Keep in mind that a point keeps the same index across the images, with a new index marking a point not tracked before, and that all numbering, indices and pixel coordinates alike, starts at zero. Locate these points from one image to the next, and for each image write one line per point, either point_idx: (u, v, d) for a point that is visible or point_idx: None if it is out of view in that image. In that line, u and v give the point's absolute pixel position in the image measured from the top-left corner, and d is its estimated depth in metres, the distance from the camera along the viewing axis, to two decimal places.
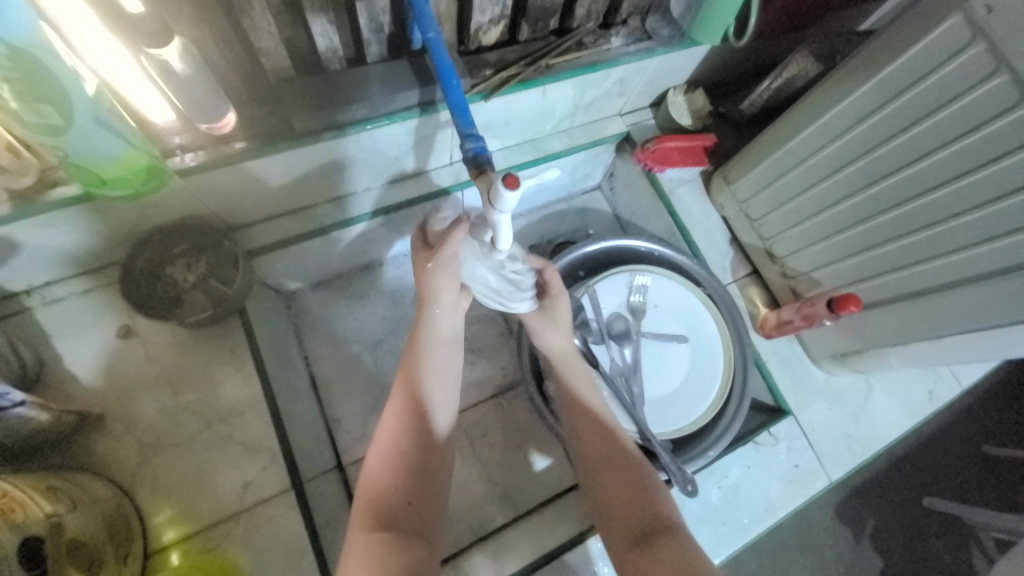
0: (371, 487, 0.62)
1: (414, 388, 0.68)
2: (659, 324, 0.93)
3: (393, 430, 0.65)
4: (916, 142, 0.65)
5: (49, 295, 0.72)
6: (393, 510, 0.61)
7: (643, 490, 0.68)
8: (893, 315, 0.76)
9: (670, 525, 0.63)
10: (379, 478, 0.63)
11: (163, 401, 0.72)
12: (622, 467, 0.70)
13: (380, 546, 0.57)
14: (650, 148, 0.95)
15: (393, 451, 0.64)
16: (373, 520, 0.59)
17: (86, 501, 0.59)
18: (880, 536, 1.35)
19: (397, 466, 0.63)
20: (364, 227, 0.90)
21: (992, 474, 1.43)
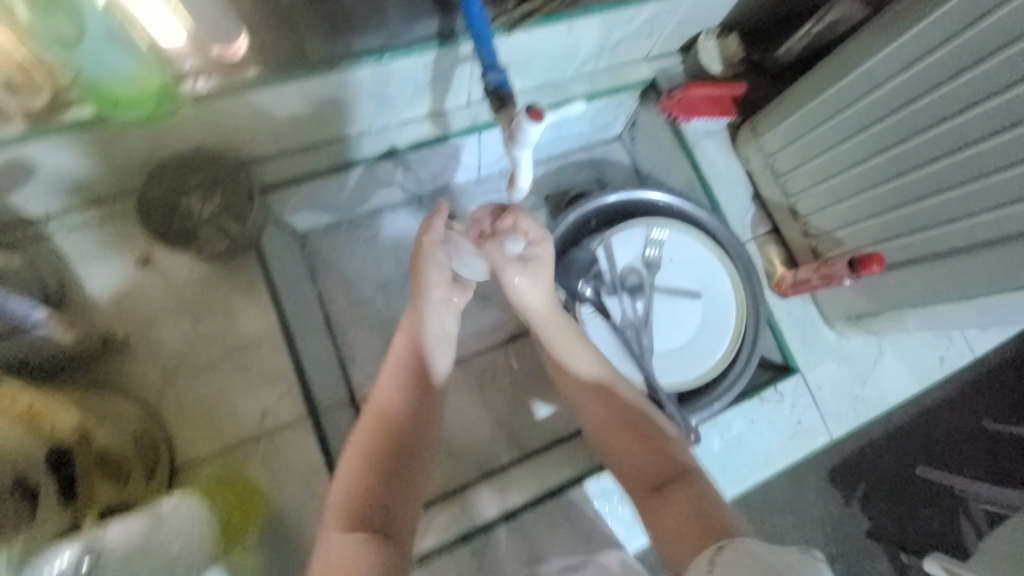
0: (342, 491, 0.62)
1: (391, 397, 0.69)
2: (674, 279, 0.93)
3: (371, 422, 0.67)
4: (961, 93, 0.62)
5: (67, 222, 0.72)
6: (370, 506, 0.62)
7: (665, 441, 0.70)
8: (914, 277, 0.74)
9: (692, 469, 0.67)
10: (351, 480, 0.63)
11: (182, 329, 0.74)
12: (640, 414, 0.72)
13: (358, 543, 0.58)
14: (677, 95, 0.90)
15: (367, 439, 0.66)
16: (347, 520, 0.60)
17: (113, 417, 0.62)
18: (869, 499, 1.40)
19: (374, 461, 0.65)
20: (381, 168, 0.88)
21: (987, 448, 1.45)
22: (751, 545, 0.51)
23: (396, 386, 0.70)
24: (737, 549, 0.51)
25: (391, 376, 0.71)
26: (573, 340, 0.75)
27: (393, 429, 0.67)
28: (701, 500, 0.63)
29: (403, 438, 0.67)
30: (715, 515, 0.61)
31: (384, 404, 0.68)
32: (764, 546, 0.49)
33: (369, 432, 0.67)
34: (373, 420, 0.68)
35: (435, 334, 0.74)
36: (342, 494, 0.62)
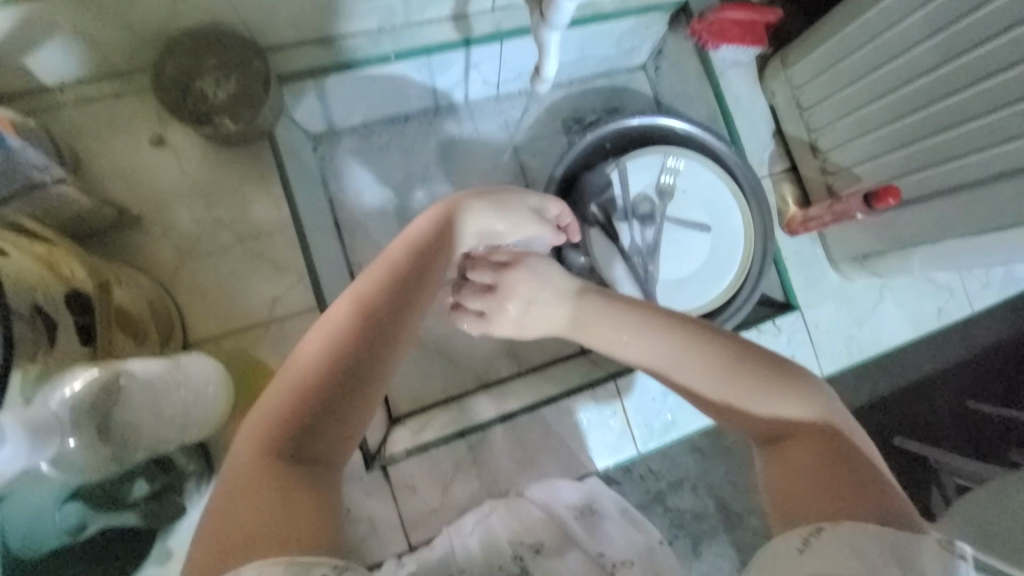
0: (273, 413, 0.48)
1: (353, 313, 0.52)
2: (685, 210, 0.92)
3: (327, 335, 0.51)
4: (998, 15, 0.61)
5: (82, 95, 0.72)
6: (302, 438, 0.48)
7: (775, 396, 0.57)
8: (926, 213, 0.74)
9: (814, 428, 0.55)
10: (284, 401, 0.48)
11: (196, 213, 0.74)
12: (747, 367, 0.58)
13: (277, 478, 0.45)
14: (708, 19, 0.87)
15: (320, 357, 0.50)
16: (273, 447, 0.46)
17: (130, 282, 0.63)
18: None
19: (320, 385, 0.49)
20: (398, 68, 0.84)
21: (964, 425, 1.43)
22: (860, 533, 0.46)
23: (370, 303, 0.53)
24: (843, 531, 0.47)
25: (359, 288, 0.54)
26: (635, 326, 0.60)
27: (349, 359, 0.50)
28: (828, 467, 0.52)
29: (360, 365, 0.51)
30: (853, 493, 0.50)
31: (348, 321, 0.52)
32: (872, 537, 0.46)
33: (313, 354, 0.50)
34: (322, 339, 0.51)
35: (444, 254, 0.58)
36: (259, 433, 0.47)
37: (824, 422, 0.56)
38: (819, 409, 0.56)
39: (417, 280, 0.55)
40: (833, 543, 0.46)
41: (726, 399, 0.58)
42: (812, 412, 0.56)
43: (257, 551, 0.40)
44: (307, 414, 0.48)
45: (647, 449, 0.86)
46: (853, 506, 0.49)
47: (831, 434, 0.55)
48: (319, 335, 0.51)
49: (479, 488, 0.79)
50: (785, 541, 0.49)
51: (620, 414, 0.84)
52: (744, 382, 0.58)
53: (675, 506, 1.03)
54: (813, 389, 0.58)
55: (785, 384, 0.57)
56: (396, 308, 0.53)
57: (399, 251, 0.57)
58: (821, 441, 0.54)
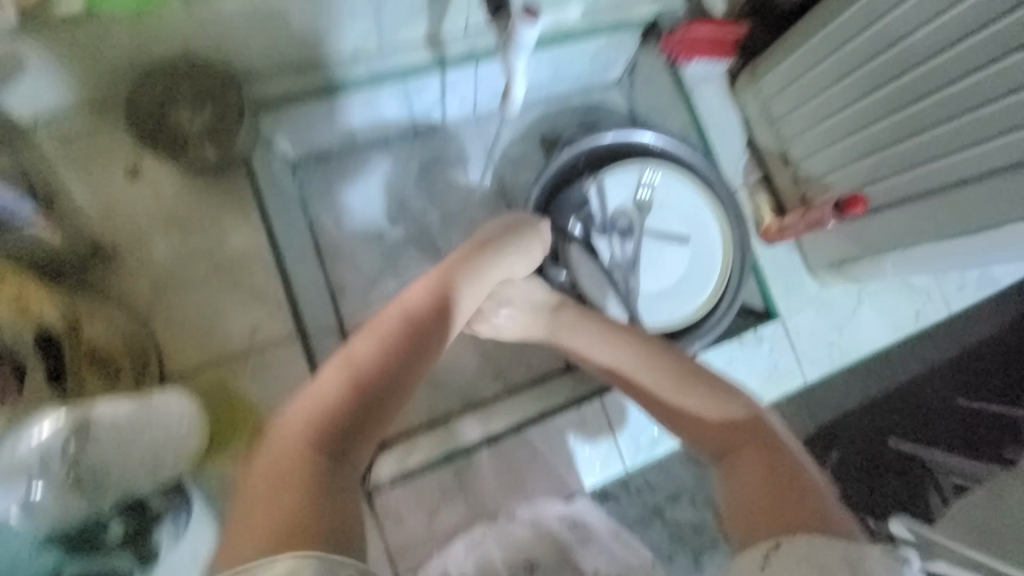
0: (320, 405, 0.50)
1: (387, 333, 0.54)
2: (664, 223, 0.94)
3: (379, 338, 0.54)
4: (957, 23, 0.62)
5: (57, 129, 0.71)
6: (343, 437, 0.50)
7: (712, 399, 0.65)
8: (894, 219, 0.75)
9: (749, 432, 0.61)
10: (332, 397, 0.51)
11: (172, 244, 0.73)
12: (700, 381, 0.66)
13: (316, 472, 0.47)
14: (676, 33, 0.90)
15: (370, 358, 0.53)
16: (316, 441, 0.49)
17: (104, 316, 0.63)
18: (841, 468, 1.37)
19: (366, 387, 0.52)
20: (373, 90, 0.86)
21: (959, 422, 1.43)
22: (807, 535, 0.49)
23: (419, 313, 0.56)
24: (794, 536, 0.49)
25: (409, 300, 0.57)
26: (609, 338, 0.72)
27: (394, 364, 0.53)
28: (768, 471, 0.57)
29: (397, 378, 0.53)
30: (796, 498, 0.53)
31: (397, 329, 0.55)
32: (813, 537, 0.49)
33: (346, 368, 0.52)
34: (357, 357, 0.53)
35: (477, 278, 0.63)
36: (303, 430, 0.49)
37: (755, 421, 0.62)
38: (749, 411, 0.63)
39: (457, 301, 0.60)
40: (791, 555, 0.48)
41: (681, 407, 0.66)
42: (744, 411, 0.63)
43: (286, 552, 0.41)
44: (338, 423, 0.50)
45: (634, 464, 0.85)
46: (797, 508, 0.53)
47: (763, 433, 0.61)
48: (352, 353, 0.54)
49: (467, 512, 0.78)
50: (752, 557, 0.50)
51: (609, 429, 0.84)
52: (686, 386, 0.66)
53: (675, 517, 1.02)
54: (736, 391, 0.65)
55: (716, 390, 0.65)
56: (430, 326, 0.56)
57: (431, 278, 0.60)
58: (760, 443, 0.60)
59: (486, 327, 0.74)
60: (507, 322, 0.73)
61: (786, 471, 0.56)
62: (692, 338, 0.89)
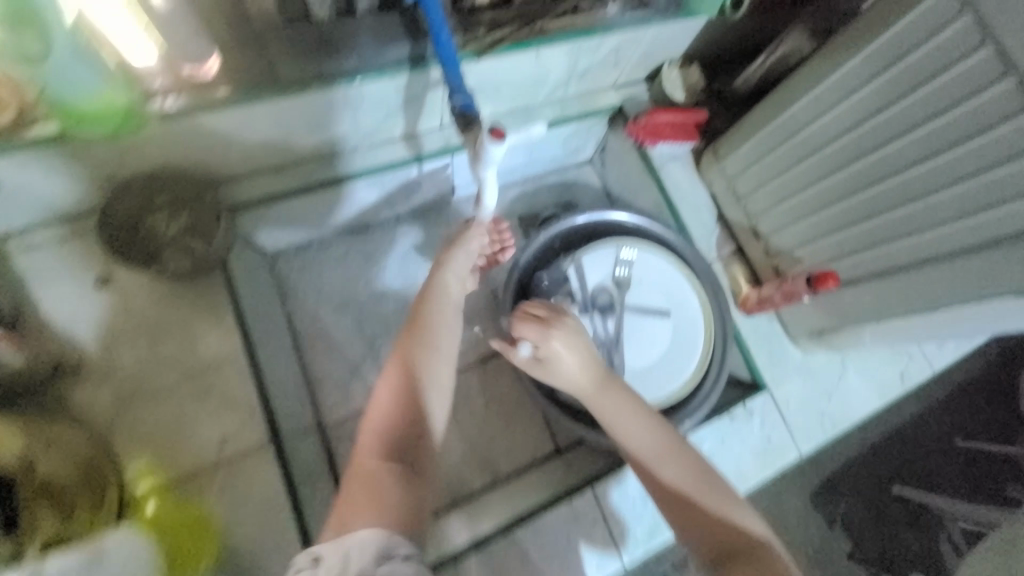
0: (379, 420, 0.63)
1: (414, 352, 0.67)
2: (643, 299, 0.94)
3: (404, 358, 0.67)
4: (898, 119, 0.66)
5: (27, 242, 0.71)
6: (402, 440, 0.62)
7: (731, 503, 0.64)
8: (867, 293, 0.77)
9: (759, 545, 0.61)
10: (384, 411, 0.63)
11: (139, 353, 0.71)
12: (704, 476, 0.66)
13: (386, 471, 0.59)
14: (642, 121, 0.94)
15: (400, 376, 0.65)
16: (381, 450, 0.61)
17: (62, 442, 0.61)
18: (852, 524, 1.29)
19: (405, 397, 0.64)
20: (365, 183, 0.89)
21: (961, 465, 1.38)
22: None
23: (420, 329, 0.68)
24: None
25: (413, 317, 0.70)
26: (638, 411, 0.69)
27: (420, 373, 0.65)
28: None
29: (423, 381, 0.65)
30: None
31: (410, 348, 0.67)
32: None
33: (387, 388, 0.65)
34: (395, 372, 0.66)
35: (448, 280, 0.73)
36: (371, 444, 0.61)
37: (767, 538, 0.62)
38: (762, 526, 0.63)
39: (440, 304, 0.71)
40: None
41: (688, 496, 0.65)
42: (756, 524, 0.63)
43: (381, 524, 0.53)
44: (392, 431, 0.62)
45: (632, 559, 0.80)
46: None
47: (769, 546, 0.61)
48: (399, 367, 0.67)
49: None
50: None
51: (605, 525, 0.79)
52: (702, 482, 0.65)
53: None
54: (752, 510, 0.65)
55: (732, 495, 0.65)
56: (432, 334, 0.68)
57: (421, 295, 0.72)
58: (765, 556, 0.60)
59: (554, 354, 0.68)
60: (573, 360, 0.69)
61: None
62: (682, 414, 0.88)
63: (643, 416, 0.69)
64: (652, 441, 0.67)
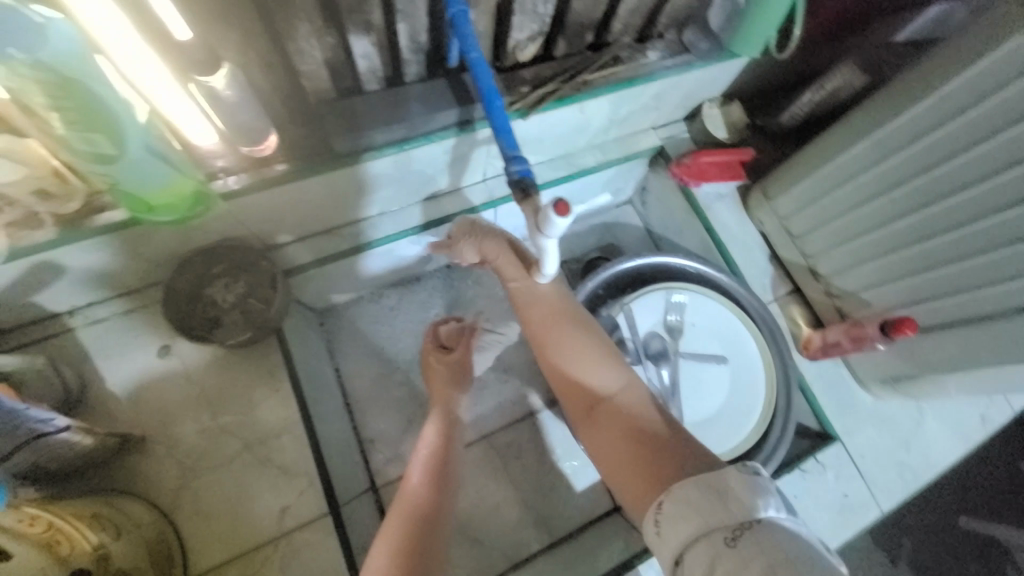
0: (414, 492, 0.65)
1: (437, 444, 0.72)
2: (697, 344, 0.91)
3: (430, 446, 0.71)
4: (974, 165, 0.62)
5: (91, 315, 0.73)
6: (427, 518, 0.62)
7: (596, 365, 0.66)
8: (949, 340, 0.73)
9: (622, 403, 0.63)
10: (412, 489, 0.65)
11: (202, 423, 0.73)
12: (576, 333, 0.69)
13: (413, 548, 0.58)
14: (686, 163, 0.92)
15: (430, 460, 0.69)
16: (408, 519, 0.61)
17: (129, 528, 0.60)
18: (917, 559, 1.17)
19: (434, 482, 0.67)
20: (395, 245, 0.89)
21: None
22: (679, 486, 0.49)
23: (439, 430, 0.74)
24: (672, 497, 0.49)
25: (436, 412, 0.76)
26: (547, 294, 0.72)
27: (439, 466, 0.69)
28: (627, 440, 0.59)
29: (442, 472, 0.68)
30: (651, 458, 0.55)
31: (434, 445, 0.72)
32: (694, 485, 0.49)
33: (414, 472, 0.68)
34: (421, 464, 0.69)
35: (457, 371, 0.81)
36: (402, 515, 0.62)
37: (637, 392, 0.64)
38: (628, 387, 0.64)
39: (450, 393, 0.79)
40: (668, 521, 0.48)
41: (566, 348, 0.68)
42: (619, 378, 0.65)
43: None
44: (421, 519, 0.62)
45: None
46: (639, 469, 0.55)
47: (629, 399, 0.63)
48: (432, 425, 0.75)
49: None
50: (645, 528, 0.51)
51: None
52: (585, 347, 0.67)
53: None
54: (626, 369, 0.66)
55: (604, 357, 0.67)
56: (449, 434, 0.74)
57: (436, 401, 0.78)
58: (628, 408, 0.62)
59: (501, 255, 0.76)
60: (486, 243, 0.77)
61: (643, 436, 0.58)
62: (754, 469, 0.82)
63: (543, 292, 0.72)
64: (536, 317, 0.71)
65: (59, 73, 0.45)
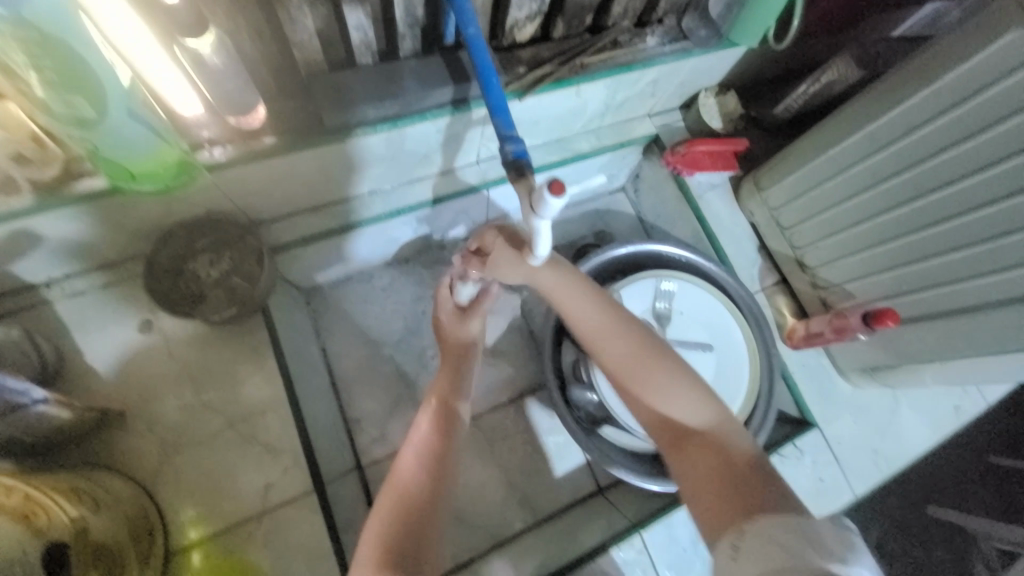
0: (405, 478, 0.64)
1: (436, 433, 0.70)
2: (685, 331, 0.91)
3: (424, 433, 0.70)
4: (962, 160, 0.63)
5: (70, 288, 0.71)
6: (418, 508, 0.61)
7: (679, 393, 0.65)
8: (928, 332, 0.75)
9: (710, 434, 0.62)
10: (402, 478, 0.64)
11: (184, 399, 0.71)
12: (658, 359, 0.66)
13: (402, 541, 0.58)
14: (680, 151, 0.92)
15: (421, 446, 0.68)
16: (400, 509, 0.60)
17: (109, 503, 0.59)
18: (885, 544, 1.21)
19: (425, 469, 0.65)
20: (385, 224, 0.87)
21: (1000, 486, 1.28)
22: (769, 525, 0.49)
23: (436, 419, 0.72)
24: (755, 533, 0.50)
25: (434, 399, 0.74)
26: (588, 302, 0.69)
27: (431, 454, 0.67)
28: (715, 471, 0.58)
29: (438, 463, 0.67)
30: (740, 495, 0.55)
31: (427, 435, 0.69)
32: (783, 527, 0.48)
33: (406, 462, 0.66)
34: (412, 453, 0.67)
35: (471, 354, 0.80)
36: (389, 507, 0.61)
37: (725, 424, 0.63)
38: (720, 420, 0.63)
39: (461, 378, 0.77)
40: (744, 555, 0.48)
41: (650, 375, 0.66)
42: (704, 407, 0.64)
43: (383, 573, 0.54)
44: (409, 506, 0.61)
45: None
46: (724, 502, 0.55)
47: (716, 432, 0.62)
48: (428, 412, 0.73)
49: None
50: (718, 553, 0.52)
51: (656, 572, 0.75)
52: (666, 373, 0.65)
53: None
54: (713, 398, 0.64)
55: (687, 384, 0.65)
56: (447, 422, 0.72)
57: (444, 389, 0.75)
58: (717, 443, 0.61)
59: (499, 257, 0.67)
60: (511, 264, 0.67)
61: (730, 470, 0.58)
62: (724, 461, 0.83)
63: (595, 303, 0.69)
64: (609, 339, 0.68)
65: (38, 28, 0.42)
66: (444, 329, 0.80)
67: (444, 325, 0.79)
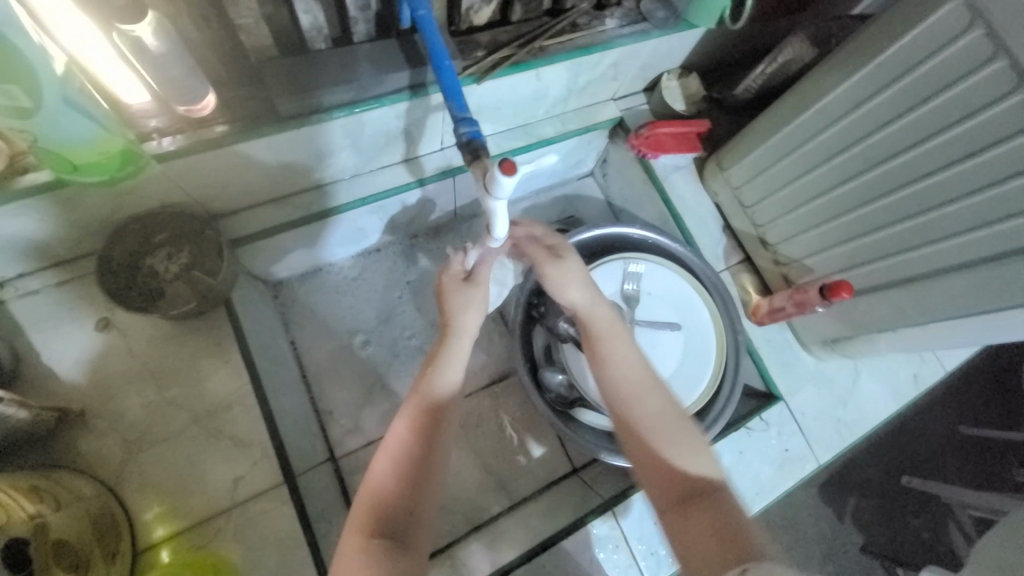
0: (382, 482, 0.61)
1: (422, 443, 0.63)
2: (654, 312, 0.93)
3: (403, 440, 0.63)
4: (910, 130, 0.65)
5: (23, 287, 0.70)
6: (394, 513, 0.59)
7: (684, 446, 0.62)
8: (883, 301, 0.77)
9: (710, 491, 0.58)
10: (380, 483, 0.61)
11: (146, 396, 0.70)
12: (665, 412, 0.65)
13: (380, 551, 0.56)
14: (643, 133, 0.93)
15: (400, 451, 0.62)
16: (376, 519, 0.58)
17: (71, 500, 0.58)
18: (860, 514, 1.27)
19: (402, 474, 0.61)
20: (353, 213, 0.87)
21: (969, 455, 1.32)
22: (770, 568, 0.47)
23: (415, 420, 0.64)
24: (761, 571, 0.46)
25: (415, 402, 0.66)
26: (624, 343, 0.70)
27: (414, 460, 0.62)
28: (723, 532, 0.53)
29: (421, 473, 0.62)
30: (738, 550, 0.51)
31: (405, 439, 0.63)
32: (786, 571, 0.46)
33: (384, 473, 0.61)
34: (387, 460, 0.62)
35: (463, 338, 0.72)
36: (367, 520, 0.58)
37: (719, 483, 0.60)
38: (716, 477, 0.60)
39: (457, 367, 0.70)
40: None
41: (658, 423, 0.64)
42: (713, 470, 0.61)
43: None
44: (386, 514, 0.59)
45: None
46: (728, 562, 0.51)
47: (725, 496, 0.58)
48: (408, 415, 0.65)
49: None
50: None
51: (629, 545, 0.77)
52: (679, 428, 0.63)
53: None
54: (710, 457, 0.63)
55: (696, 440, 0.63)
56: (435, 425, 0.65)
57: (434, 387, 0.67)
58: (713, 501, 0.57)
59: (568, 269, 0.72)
60: (577, 275, 0.73)
61: (741, 535, 0.53)
62: None
63: (625, 346, 0.70)
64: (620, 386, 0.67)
65: None
66: (445, 295, 0.73)
67: (443, 289, 0.73)
